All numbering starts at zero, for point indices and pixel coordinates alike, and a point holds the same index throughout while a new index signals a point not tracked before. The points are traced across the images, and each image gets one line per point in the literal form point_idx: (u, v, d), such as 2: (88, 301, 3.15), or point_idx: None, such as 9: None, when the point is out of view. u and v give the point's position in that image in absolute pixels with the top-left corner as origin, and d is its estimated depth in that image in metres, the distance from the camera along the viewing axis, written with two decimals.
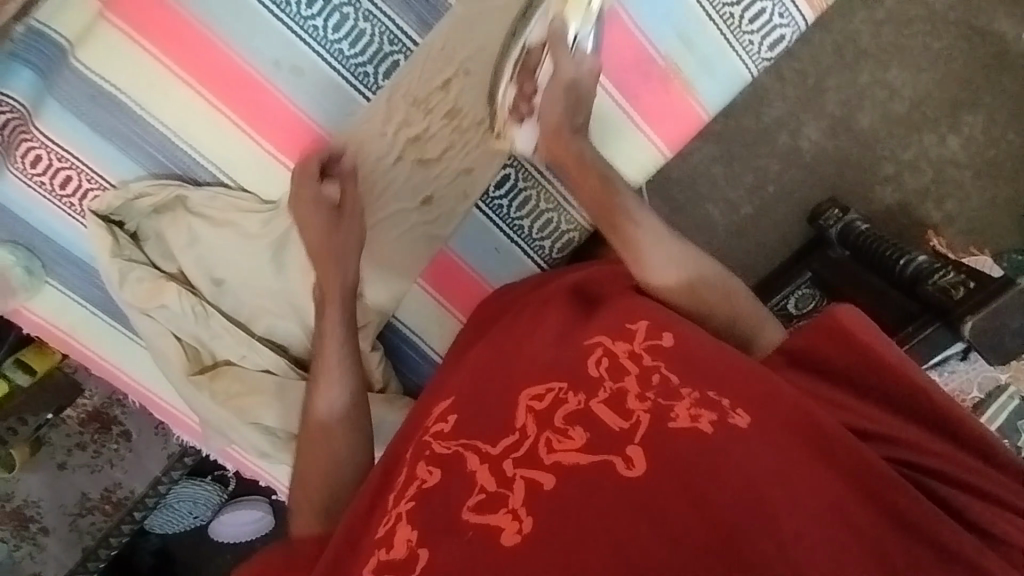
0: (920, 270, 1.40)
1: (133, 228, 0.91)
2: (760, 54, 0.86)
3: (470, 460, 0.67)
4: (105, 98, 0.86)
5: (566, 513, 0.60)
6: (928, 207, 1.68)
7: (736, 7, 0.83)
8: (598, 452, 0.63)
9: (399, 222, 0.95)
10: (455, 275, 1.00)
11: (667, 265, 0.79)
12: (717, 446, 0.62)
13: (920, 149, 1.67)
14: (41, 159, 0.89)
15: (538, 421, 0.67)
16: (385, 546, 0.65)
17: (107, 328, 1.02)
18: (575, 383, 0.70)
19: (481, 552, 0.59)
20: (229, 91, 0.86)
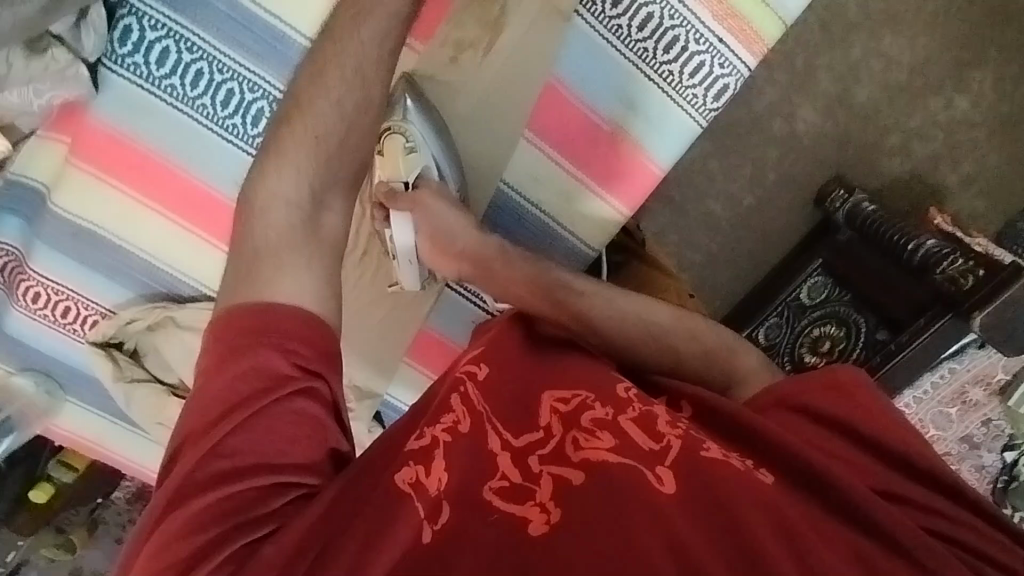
0: (930, 254, 1.27)
1: (130, 347, 0.96)
2: (706, 105, 0.87)
3: (494, 437, 0.67)
4: (84, 235, 0.91)
5: (590, 509, 0.60)
6: (943, 172, 1.56)
7: (674, 64, 0.84)
8: (626, 457, 0.64)
9: (375, 309, 0.96)
10: (440, 352, 1.01)
11: (630, 325, 0.84)
12: (743, 481, 0.64)
13: (928, 115, 1.55)
14: (41, 295, 0.95)
15: (563, 420, 0.69)
16: (422, 468, 0.63)
17: (126, 430, 1.08)
18: (603, 396, 0.72)
19: (508, 532, 0.59)
20: (199, 213, 0.90)
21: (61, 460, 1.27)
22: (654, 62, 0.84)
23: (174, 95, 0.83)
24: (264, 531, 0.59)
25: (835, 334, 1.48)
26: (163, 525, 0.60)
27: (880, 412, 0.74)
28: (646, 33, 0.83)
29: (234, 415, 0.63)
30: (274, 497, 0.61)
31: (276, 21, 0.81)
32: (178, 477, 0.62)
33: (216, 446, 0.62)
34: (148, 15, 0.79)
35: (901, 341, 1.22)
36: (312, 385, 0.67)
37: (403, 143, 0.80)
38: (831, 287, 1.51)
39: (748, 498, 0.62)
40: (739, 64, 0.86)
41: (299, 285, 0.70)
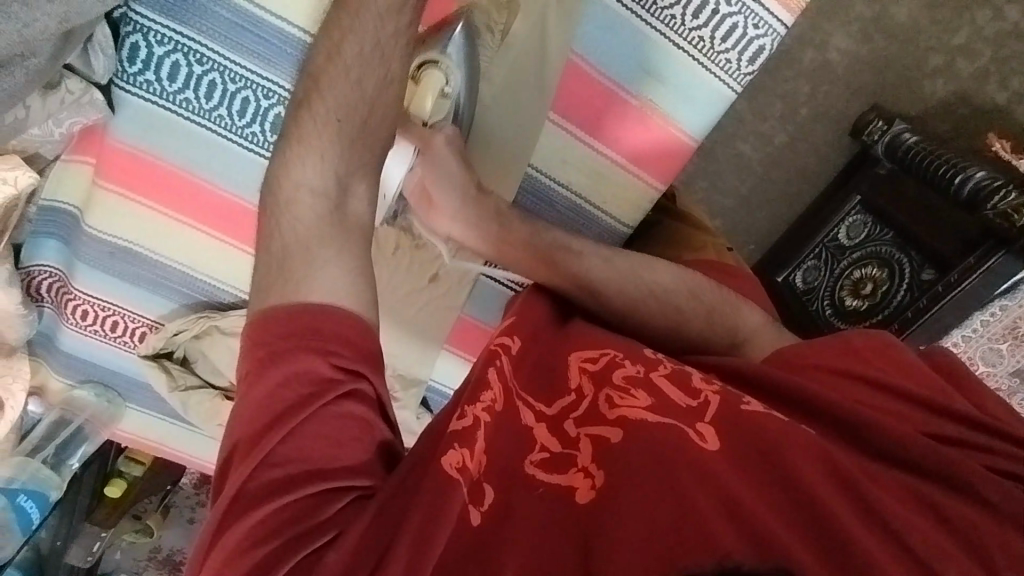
0: (980, 187, 1.14)
1: (180, 356, 0.99)
2: (740, 70, 0.85)
3: (525, 413, 0.67)
4: (121, 252, 0.92)
5: (638, 471, 0.60)
6: (990, 88, 1.37)
7: (704, 29, 0.81)
8: (663, 415, 0.64)
9: (401, 296, 0.94)
10: (477, 338, 1.01)
11: (630, 284, 0.84)
12: (788, 432, 0.63)
13: (974, 30, 1.34)
14: (88, 312, 0.97)
15: (593, 380, 0.70)
16: (465, 449, 0.61)
17: (184, 430, 1.12)
18: (631, 355, 0.73)
19: (557, 506, 0.59)
20: (228, 222, 0.90)
21: (130, 455, 1.34)
22: (682, 28, 0.81)
23: (190, 108, 0.82)
24: (326, 538, 0.56)
25: (878, 276, 1.31)
26: (219, 544, 0.57)
27: (906, 366, 0.74)
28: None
29: (281, 423, 0.60)
30: (330, 503, 0.58)
31: (283, 23, 0.79)
32: (231, 492, 0.59)
33: (266, 457, 0.59)
34: (153, 29, 0.77)
35: (947, 279, 1.14)
36: (358, 386, 0.64)
37: (439, 83, 0.77)
38: (872, 226, 1.34)
39: (796, 449, 0.61)
40: (774, 23, 0.82)
41: (336, 280, 0.67)
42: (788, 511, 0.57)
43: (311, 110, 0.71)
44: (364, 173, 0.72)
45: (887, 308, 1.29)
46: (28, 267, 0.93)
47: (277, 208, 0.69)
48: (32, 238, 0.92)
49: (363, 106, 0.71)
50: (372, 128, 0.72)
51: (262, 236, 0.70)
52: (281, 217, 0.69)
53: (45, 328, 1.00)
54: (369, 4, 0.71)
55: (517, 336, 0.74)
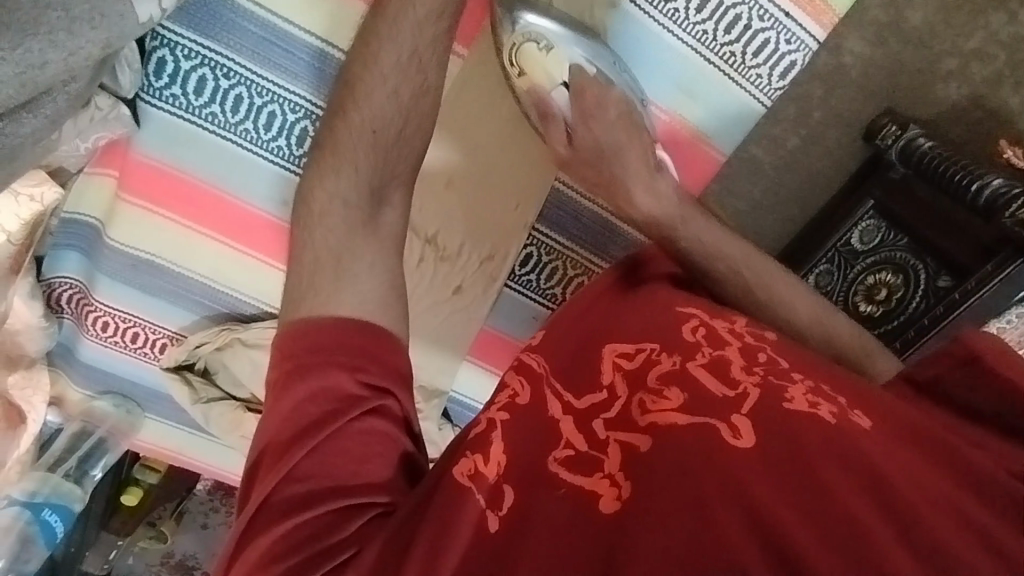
0: (997, 195, 1.12)
1: (201, 367, 0.98)
2: (770, 85, 0.85)
3: (555, 405, 0.66)
4: (144, 265, 0.91)
5: (662, 477, 0.57)
6: (1004, 93, 1.34)
7: (736, 44, 0.82)
8: (697, 414, 0.62)
9: (426, 301, 0.93)
10: (501, 348, 0.99)
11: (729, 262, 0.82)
12: (831, 431, 0.60)
13: (988, 33, 1.32)
14: (109, 324, 0.97)
15: (628, 379, 0.67)
16: (481, 456, 0.61)
17: (205, 440, 1.12)
18: (668, 345, 0.70)
19: (577, 513, 0.57)
20: (249, 236, 0.89)
21: (145, 463, 1.34)
22: (715, 44, 0.82)
23: (215, 123, 0.81)
24: (345, 556, 0.55)
25: (892, 282, 1.28)
26: (243, 555, 0.57)
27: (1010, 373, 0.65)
28: (706, 15, 0.80)
29: (304, 438, 0.60)
30: (352, 519, 0.58)
31: (309, 37, 0.78)
32: (257, 501, 0.59)
33: (290, 471, 0.59)
34: (181, 44, 0.77)
35: (968, 288, 1.12)
36: (383, 402, 0.63)
37: (535, 48, 0.74)
38: (885, 233, 1.31)
39: (832, 461, 0.57)
40: (807, 39, 0.83)
41: (362, 298, 0.68)
42: (818, 522, 0.52)
43: (347, 121, 0.71)
44: (399, 184, 0.74)
45: (902, 314, 1.26)
46: (49, 279, 0.92)
47: (310, 222, 0.71)
48: (53, 250, 0.91)
49: (399, 118, 0.72)
50: (405, 139, 0.73)
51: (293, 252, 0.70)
52: (314, 229, 0.70)
53: (65, 339, 0.99)
54: (406, 13, 0.70)
55: (540, 336, 0.75)
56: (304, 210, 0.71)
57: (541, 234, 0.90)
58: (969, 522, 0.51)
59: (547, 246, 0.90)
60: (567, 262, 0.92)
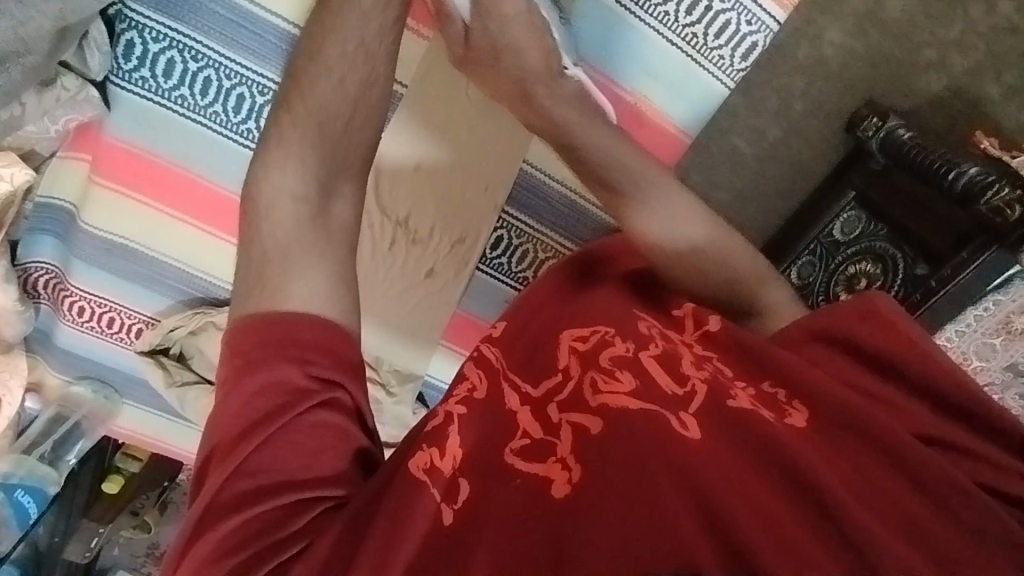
0: (974, 183, 1.11)
1: (176, 352, 0.99)
2: (733, 66, 0.86)
3: (511, 396, 0.68)
4: (118, 249, 0.92)
5: (616, 467, 0.58)
6: (985, 83, 1.34)
7: (698, 25, 0.83)
8: (648, 401, 0.64)
9: (396, 287, 0.94)
10: (475, 334, 0.99)
11: (703, 258, 0.77)
12: (776, 428, 0.61)
13: (968, 24, 1.33)
14: (84, 309, 0.97)
15: (581, 361, 0.70)
16: (437, 449, 0.62)
17: (183, 426, 1.12)
18: (623, 331, 0.73)
19: (532, 497, 0.58)
20: (222, 219, 0.90)
21: (127, 451, 1.36)
22: (676, 25, 0.82)
23: (185, 105, 0.82)
24: (294, 549, 0.56)
25: (871, 271, 1.28)
26: (193, 553, 0.57)
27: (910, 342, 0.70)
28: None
29: (251, 434, 0.60)
30: (303, 513, 0.58)
31: (275, 18, 0.79)
32: (206, 500, 0.59)
33: (240, 466, 0.59)
34: (149, 27, 0.78)
35: (942, 275, 1.09)
36: (333, 395, 0.64)
37: None
38: (866, 222, 1.31)
39: (773, 463, 0.58)
40: (767, 20, 0.84)
41: (311, 285, 0.69)
42: (762, 521, 0.53)
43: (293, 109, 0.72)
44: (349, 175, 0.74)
45: None
46: (24, 263, 0.93)
47: (264, 209, 0.71)
48: (27, 235, 0.92)
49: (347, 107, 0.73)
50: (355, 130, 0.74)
51: (248, 235, 0.71)
52: (267, 218, 0.71)
53: (42, 325, 1.00)
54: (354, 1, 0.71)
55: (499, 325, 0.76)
56: (260, 192, 0.71)
57: (511, 216, 0.91)
58: (898, 520, 0.55)
59: (517, 229, 0.91)
60: (541, 248, 0.93)
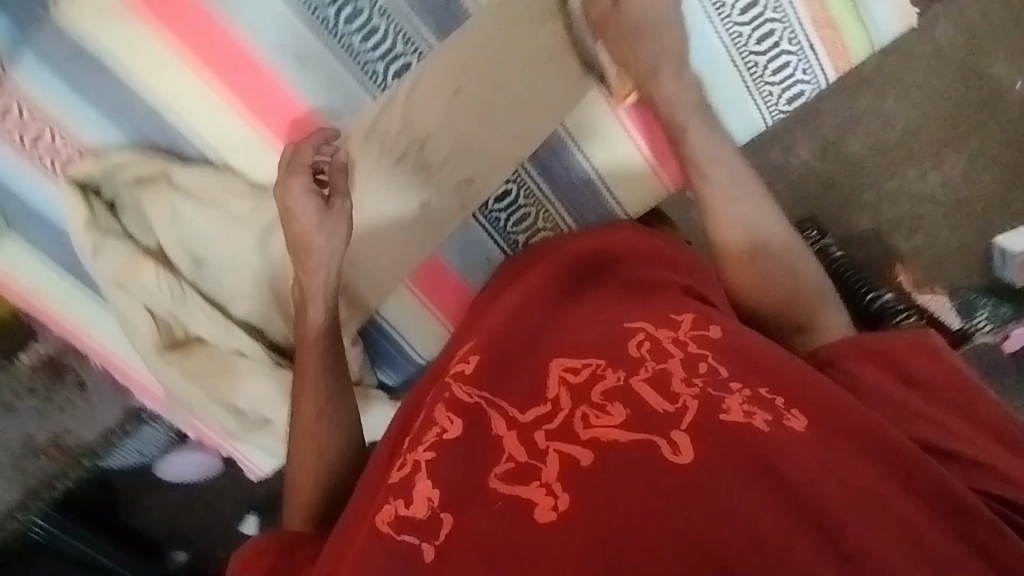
0: (886, 308, 1.06)
1: (109, 196, 0.87)
2: (777, 107, 0.84)
3: (497, 421, 0.68)
4: (87, 58, 0.77)
5: (604, 491, 0.60)
6: (899, 235, 1.21)
7: (762, 56, 0.80)
8: (638, 430, 0.64)
9: (384, 210, 0.89)
10: (443, 283, 0.96)
11: (766, 249, 0.78)
12: (765, 440, 0.62)
13: (904, 181, 1.19)
14: (10, 111, 0.80)
15: (572, 393, 0.68)
16: (403, 501, 0.64)
17: (77, 288, 0.96)
18: (614, 361, 0.70)
19: (512, 522, 0.59)
20: (230, 72, 0.80)
21: None
22: (742, 47, 0.79)
23: None
24: None
25: None
26: None
27: (944, 370, 0.70)
28: (745, 19, 0.78)
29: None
30: None
31: None
32: None
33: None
34: None
35: None
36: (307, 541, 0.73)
37: None
38: None
39: (759, 482, 0.59)
40: (822, 75, 0.83)
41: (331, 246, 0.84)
42: (742, 544, 0.56)
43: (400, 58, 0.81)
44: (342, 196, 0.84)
45: None
46: None
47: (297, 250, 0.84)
48: None
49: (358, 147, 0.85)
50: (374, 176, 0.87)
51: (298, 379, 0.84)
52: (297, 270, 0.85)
53: None
54: None
55: (473, 359, 0.75)
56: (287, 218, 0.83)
57: (528, 173, 0.90)
58: (898, 533, 0.56)
59: (529, 188, 0.91)
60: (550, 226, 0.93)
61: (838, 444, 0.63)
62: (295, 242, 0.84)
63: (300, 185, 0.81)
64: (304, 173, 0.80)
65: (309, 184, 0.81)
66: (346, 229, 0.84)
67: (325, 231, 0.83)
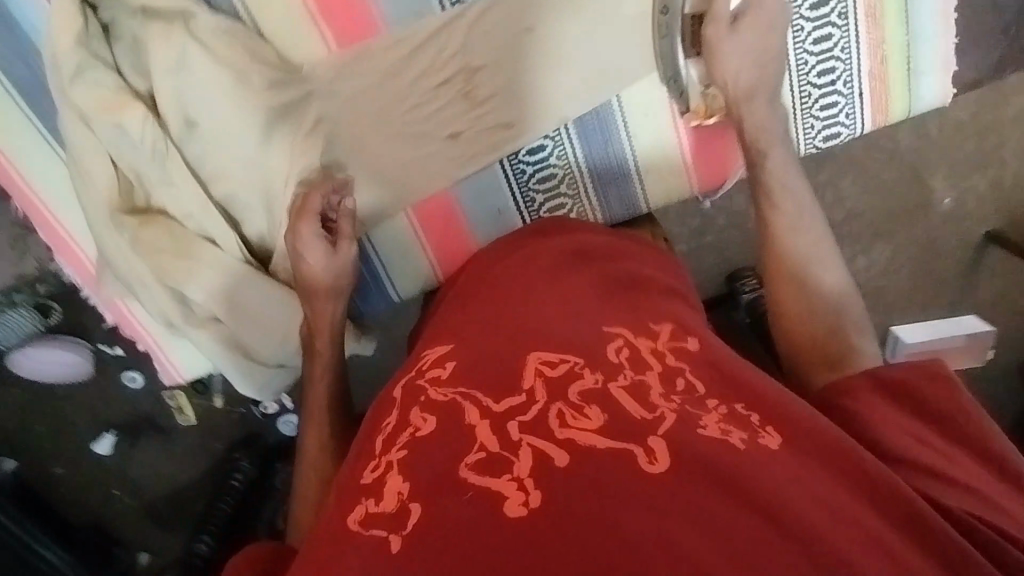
0: None
1: (107, 20, 0.77)
2: (812, 142, 0.86)
3: (469, 413, 0.56)
4: None
5: (575, 498, 0.48)
6: None
7: (815, 89, 0.83)
8: (616, 436, 0.53)
9: (412, 126, 0.85)
10: (446, 221, 0.91)
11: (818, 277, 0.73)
12: (750, 466, 0.53)
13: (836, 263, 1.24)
14: None
15: (548, 389, 0.57)
16: (373, 499, 0.54)
17: (24, 116, 0.82)
18: (593, 361, 0.60)
19: (477, 517, 0.48)
20: None
21: None
22: (802, 76, 0.82)
23: None
24: None
25: None
26: None
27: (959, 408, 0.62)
28: (815, 49, 0.81)
29: None
30: None
31: None
32: None
33: None
34: None
35: None
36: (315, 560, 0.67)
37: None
38: None
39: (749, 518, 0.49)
40: (861, 123, 0.86)
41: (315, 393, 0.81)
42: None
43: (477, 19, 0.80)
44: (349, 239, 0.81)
45: None
46: None
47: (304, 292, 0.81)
48: None
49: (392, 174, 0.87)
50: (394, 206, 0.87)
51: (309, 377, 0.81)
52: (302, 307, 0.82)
53: None
54: None
55: (450, 364, 0.64)
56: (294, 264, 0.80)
57: (568, 135, 0.88)
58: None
59: (565, 149, 0.89)
60: (570, 194, 0.91)
61: (817, 472, 0.55)
62: (301, 284, 0.81)
63: (308, 232, 0.78)
64: (312, 222, 0.78)
65: (317, 233, 0.79)
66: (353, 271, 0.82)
67: (331, 273, 0.80)
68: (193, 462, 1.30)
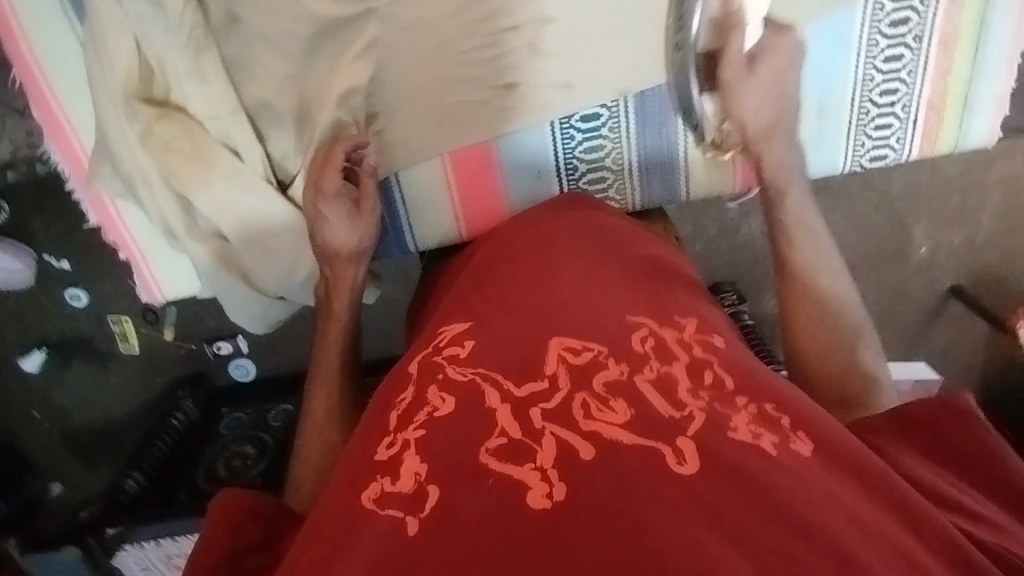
0: None
1: None
2: (859, 160, 0.88)
3: (490, 396, 0.54)
4: None
5: (603, 496, 0.46)
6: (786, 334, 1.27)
7: (875, 107, 0.84)
8: (643, 432, 0.49)
9: (470, 68, 0.80)
10: (482, 175, 0.87)
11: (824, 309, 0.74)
12: (778, 471, 0.49)
13: None
14: None
15: (571, 376, 0.54)
16: (389, 477, 0.52)
17: None
18: (617, 348, 0.56)
19: (504, 510, 0.46)
20: None
21: None
22: (867, 90, 0.83)
23: None
24: None
25: None
26: None
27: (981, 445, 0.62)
28: (885, 67, 0.82)
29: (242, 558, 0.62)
30: None
31: None
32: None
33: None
34: None
35: None
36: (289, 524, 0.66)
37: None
38: None
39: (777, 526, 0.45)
40: (909, 151, 0.87)
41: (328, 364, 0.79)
42: None
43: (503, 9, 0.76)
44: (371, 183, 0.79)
45: None
46: None
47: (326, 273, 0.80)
48: None
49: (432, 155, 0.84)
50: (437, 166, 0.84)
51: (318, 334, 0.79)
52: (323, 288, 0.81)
53: None
54: None
55: (469, 345, 0.60)
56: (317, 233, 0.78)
57: (625, 108, 0.85)
58: None
59: (620, 122, 0.86)
60: (613, 169, 0.89)
61: (842, 480, 0.51)
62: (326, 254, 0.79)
63: (332, 186, 0.76)
64: (334, 177, 0.76)
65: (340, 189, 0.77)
66: (377, 231, 0.80)
67: (355, 233, 0.78)
68: (120, 396, 1.19)
